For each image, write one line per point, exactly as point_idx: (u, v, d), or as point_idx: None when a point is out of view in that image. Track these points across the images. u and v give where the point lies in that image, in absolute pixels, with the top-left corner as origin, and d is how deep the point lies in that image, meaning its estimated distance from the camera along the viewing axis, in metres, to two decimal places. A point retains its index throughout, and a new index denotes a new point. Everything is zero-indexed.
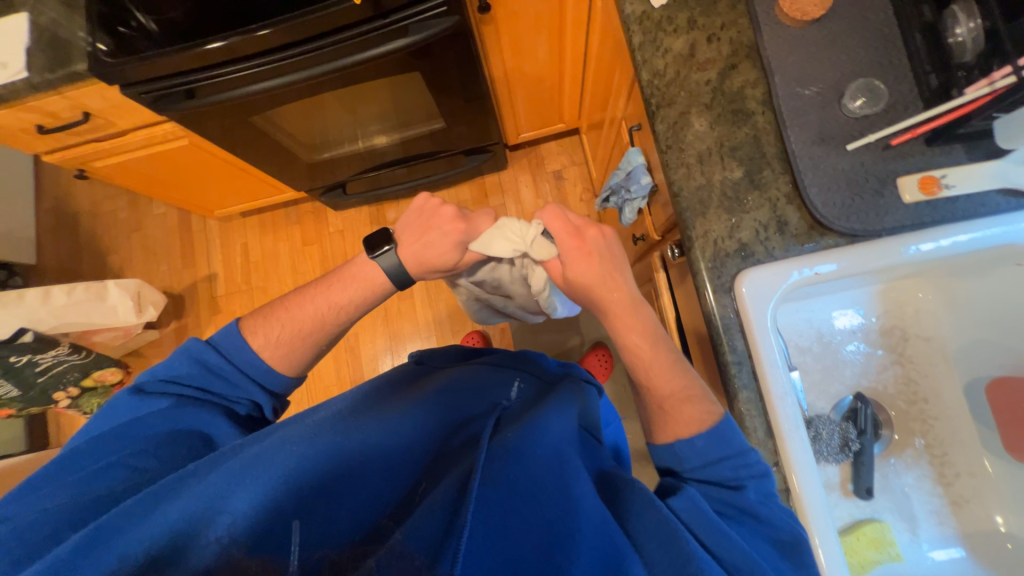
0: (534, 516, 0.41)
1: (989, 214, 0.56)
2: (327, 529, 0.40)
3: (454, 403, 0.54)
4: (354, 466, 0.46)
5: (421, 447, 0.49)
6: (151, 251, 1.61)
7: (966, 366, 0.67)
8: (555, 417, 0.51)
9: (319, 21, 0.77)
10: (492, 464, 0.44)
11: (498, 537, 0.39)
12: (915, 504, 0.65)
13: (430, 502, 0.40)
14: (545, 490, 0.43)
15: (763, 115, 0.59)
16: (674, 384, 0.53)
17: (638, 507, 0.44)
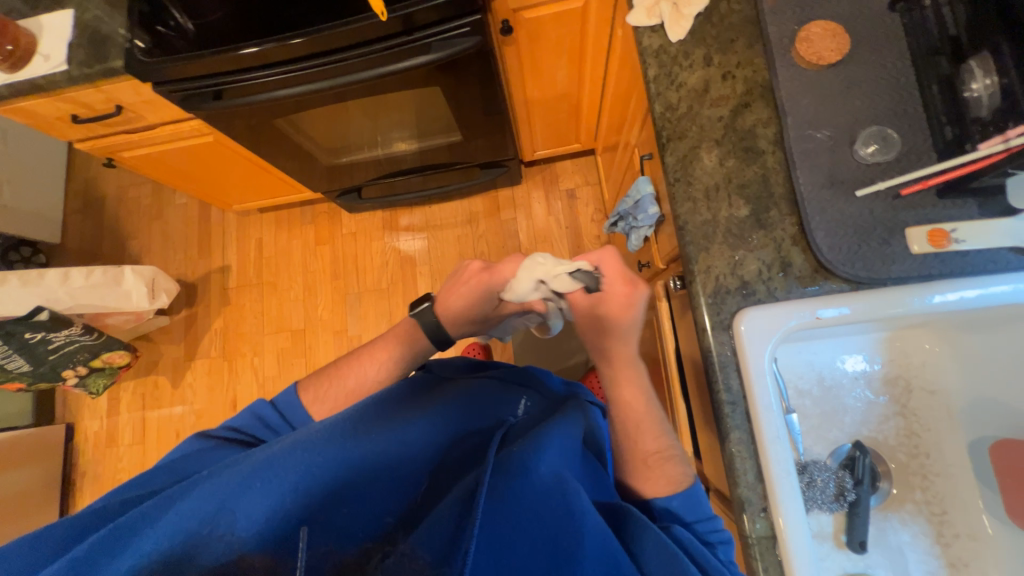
0: (540, 537, 0.40)
1: (1000, 271, 0.54)
2: (337, 534, 0.41)
3: (461, 417, 0.54)
4: (364, 473, 0.45)
5: (425, 458, 0.49)
6: (170, 240, 1.65)
7: (971, 423, 0.65)
8: (563, 433, 0.50)
9: (343, 34, 0.80)
10: (498, 478, 0.43)
11: (503, 557, 0.39)
12: (911, 562, 0.63)
13: (435, 514, 0.40)
14: (550, 511, 0.42)
15: (773, 154, 0.59)
16: (654, 444, 0.57)
17: (636, 533, 0.44)
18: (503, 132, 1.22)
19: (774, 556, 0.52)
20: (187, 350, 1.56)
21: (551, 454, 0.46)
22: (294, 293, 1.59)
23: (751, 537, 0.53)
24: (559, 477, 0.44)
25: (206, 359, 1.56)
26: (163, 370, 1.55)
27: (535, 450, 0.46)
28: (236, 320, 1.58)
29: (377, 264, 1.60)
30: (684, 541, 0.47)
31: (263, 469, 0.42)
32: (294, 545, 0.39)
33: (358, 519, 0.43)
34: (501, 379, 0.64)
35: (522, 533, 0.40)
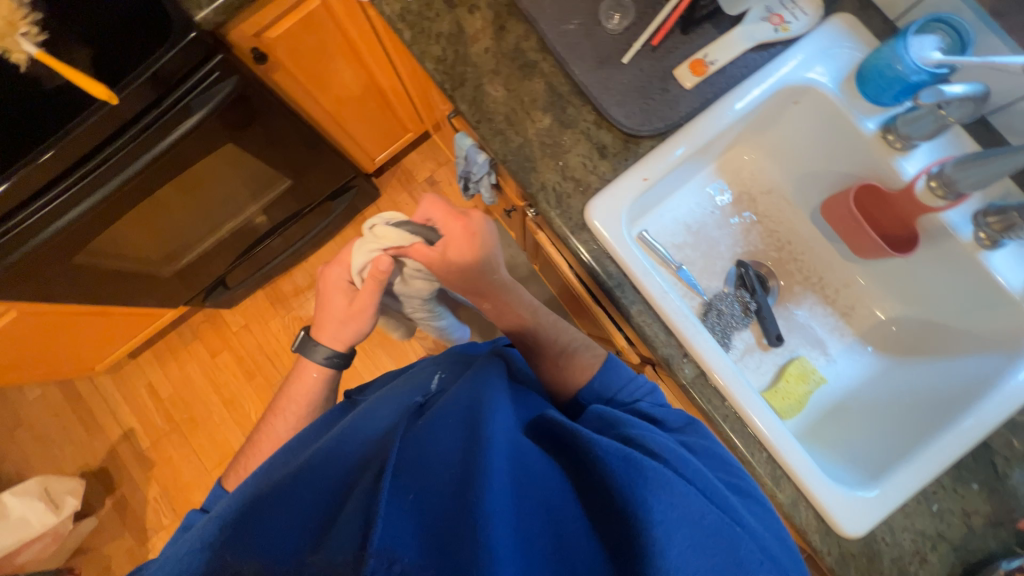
0: (438, 479, 0.35)
1: (751, 72, 0.62)
2: (254, 566, 0.33)
3: (376, 408, 0.48)
4: (269, 497, 0.38)
5: (344, 460, 0.41)
6: (47, 440, 1.42)
7: (804, 200, 0.75)
8: (473, 381, 0.46)
9: (89, 133, 0.71)
10: (404, 450, 0.37)
11: (416, 516, 0.32)
12: (818, 330, 0.73)
13: (349, 509, 0.34)
14: (451, 451, 0.37)
15: (545, 61, 0.63)
16: (568, 333, 0.65)
17: (564, 433, 0.42)
18: (329, 156, 1.17)
19: (710, 388, 0.58)
20: (135, 536, 1.38)
21: (451, 404, 0.42)
22: (217, 415, 1.45)
23: (687, 382, 0.58)
24: (468, 422, 0.40)
25: (162, 531, 1.38)
26: (121, 571, 1.35)
27: (439, 412, 0.41)
28: (172, 476, 1.41)
29: (286, 341, 1.49)
30: (603, 413, 0.50)
31: (185, 573, 0.35)
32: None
33: (257, 563, 0.34)
34: (414, 373, 0.58)
35: (429, 479, 0.34)
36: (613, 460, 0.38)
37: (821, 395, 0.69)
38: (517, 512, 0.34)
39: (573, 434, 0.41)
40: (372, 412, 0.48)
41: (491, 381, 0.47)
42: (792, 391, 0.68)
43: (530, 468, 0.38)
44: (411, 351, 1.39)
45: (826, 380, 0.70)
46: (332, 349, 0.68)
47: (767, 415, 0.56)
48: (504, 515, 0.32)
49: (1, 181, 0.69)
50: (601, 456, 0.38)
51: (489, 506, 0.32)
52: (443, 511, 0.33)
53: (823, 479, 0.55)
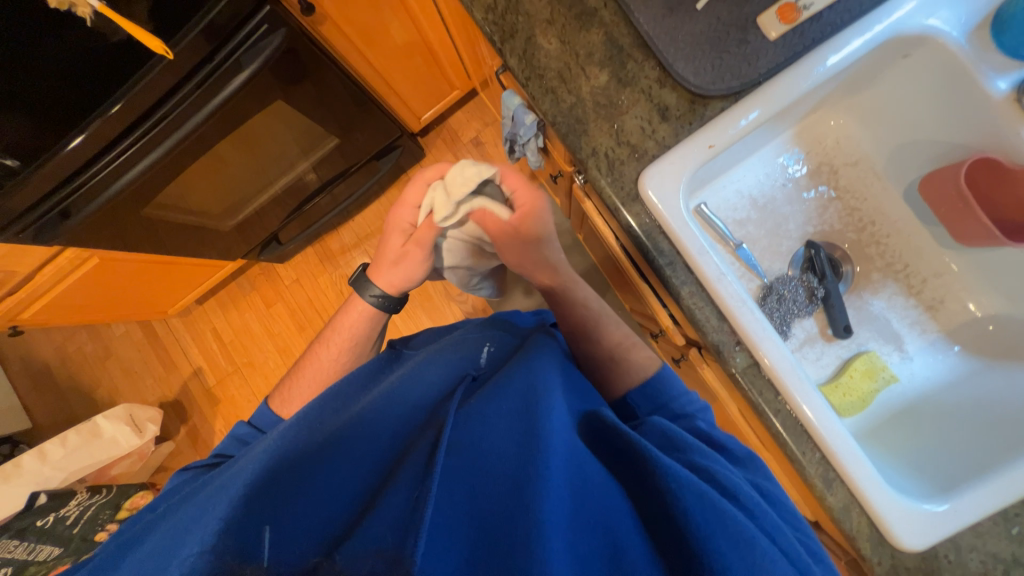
0: (499, 464, 0.41)
1: (855, 18, 0.52)
2: (297, 531, 0.40)
3: (427, 377, 0.55)
4: (322, 461, 0.45)
5: (389, 440, 0.48)
6: (132, 371, 1.60)
7: (899, 173, 0.64)
8: (524, 368, 0.52)
9: (150, 86, 0.74)
10: (457, 432, 0.45)
11: (467, 500, 0.40)
12: (895, 323, 0.65)
13: (397, 485, 0.41)
14: (512, 440, 0.43)
15: (606, 8, 0.56)
16: (620, 335, 0.66)
17: (612, 435, 0.47)
18: (376, 114, 1.16)
19: (763, 379, 0.54)
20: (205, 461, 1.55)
21: (508, 394, 0.48)
22: (272, 362, 1.56)
23: (738, 372, 0.54)
24: (523, 414, 0.45)
25: None
26: None
27: (494, 397, 0.48)
28: (235, 413, 1.56)
29: (333, 296, 1.56)
30: (666, 432, 0.48)
31: (244, 497, 0.41)
32: (254, 546, 0.39)
33: (305, 525, 0.41)
34: (465, 332, 0.65)
35: (484, 467, 0.41)
36: (693, 505, 0.38)
37: (889, 395, 0.63)
38: (572, 518, 0.38)
39: (621, 433, 0.45)
40: (417, 382, 0.54)
41: (544, 371, 0.52)
42: (856, 388, 0.62)
43: (586, 476, 0.41)
44: (450, 314, 1.41)
45: (897, 380, 0.63)
46: (386, 292, 0.70)
47: (826, 414, 0.52)
48: (559, 522, 0.36)
49: (81, 130, 0.74)
50: (679, 496, 0.39)
51: (545, 508, 0.36)
52: (497, 499, 0.39)
53: (883, 489, 0.51)
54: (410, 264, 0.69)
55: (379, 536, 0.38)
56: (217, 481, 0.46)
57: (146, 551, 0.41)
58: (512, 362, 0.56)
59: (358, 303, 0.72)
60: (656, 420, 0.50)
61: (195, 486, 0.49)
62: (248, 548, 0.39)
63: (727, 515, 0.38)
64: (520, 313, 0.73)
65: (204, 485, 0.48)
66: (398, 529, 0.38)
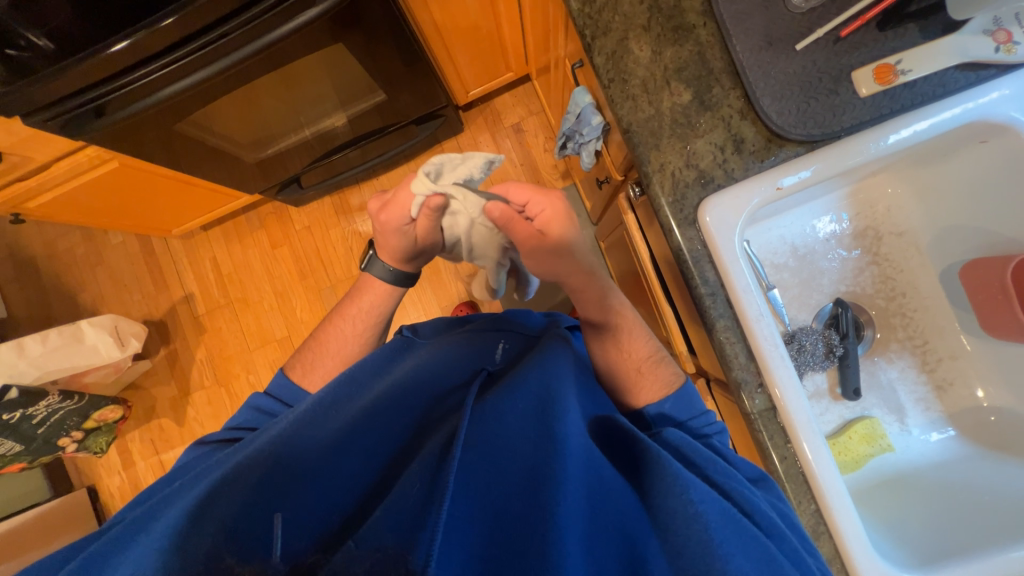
0: (511, 465, 0.42)
1: (949, 93, 0.53)
2: (319, 500, 0.42)
3: (442, 367, 0.55)
4: (337, 447, 0.46)
5: (400, 433, 0.49)
6: (121, 282, 1.56)
7: (939, 252, 0.65)
8: (541, 368, 0.52)
9: (218, 1, 0.71)
10: (473, 428, 0.45)
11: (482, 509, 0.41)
12: (902, 395, 0.67)
13: (410, 476, 0.41)
14: (528, 443, 0.44)
15: (705, 26, 0.55)
16: (643, 351, 0.62)
17: (628, 439, 0.47)
18: (428, 80, 1.14)
19: (776, 424, 0.55)
20: (179, 387, 1.53)
21: (524, 393, 0.48)
22: (266, 303, 1.54)
23: (753, 413, 0.55)
24: (539, 415, 0.46)
25: (202, 391, 1.53)
26: (163, 413, 1.52)
27: (510, 394, 0.48)
28: (219, 345, 1.54)
29: (340, 251, 1.53)
30: (679, 444, 0.49)
31: (270, 486, 0.43)
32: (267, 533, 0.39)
33: (318, 502, 0.42)
34: (476, 329, 0.63)
35: (500, 469, 0.42)
36: (714, 519, 0.39)
37: (882, 462, 0.65)
38: (587, 525, 0.40)
39: (638, 443, 0.46)
40: (431, 372, 0.54)
41: (561, 372, 0.52)
42: (851, 449, 0.65)
43: (603, 480, 0.43)
44: (455, 293, 1.40)
45: (893, 449, 0.65)
46: (394, 269, 0.71)
47: (829, 467, 0.53)
48: (573, 528, 0.38)
49: (137, 29, 0.70)
50: (698, 508, 0.39)
51: (560, 512, 0.38)
52: (511, 503, 0.40)
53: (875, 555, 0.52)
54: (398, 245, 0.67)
55: (392, 526, 0.38)
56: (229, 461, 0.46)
57: (168, 524, 0.41)
58: (525, 360, 0.56)
59: (371, 282, 0.72)
60: (670, 432, 0.51)
61: (211, 464, 0.49)
62: (245, 544, 0.39)
63: (750, 539, 0.39)
64: (531, 313, 0.69)
65: (226, 459, 0.48)
66: (410, 520, 0.38)
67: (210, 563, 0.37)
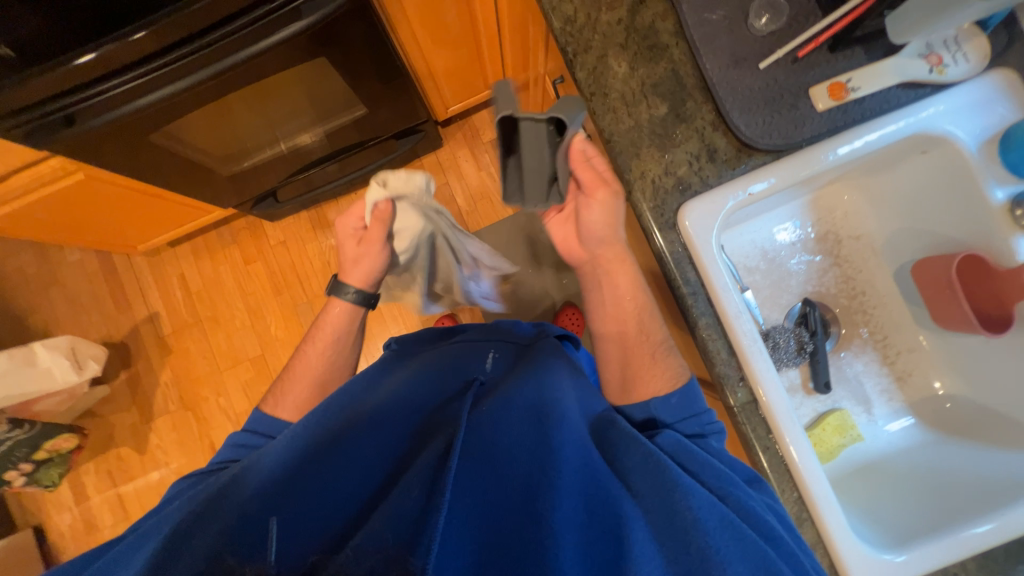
0: (507, 473, 0.43)
1: (893, 109, 0.59)
2: (317, 517, 0.41)
3: (435, 380, 0.55)
4: (334, 458, 0.46)
5: (396, 440, 0.48)
6: (78, 303, 1.47)
7: (893, 253, 0.72)
8: (535, 377, 0.53)
9: (196, 14, 0.71)
10: (469, 437, 0.46)
11: (480, 514, 0.41)
12: (868, 387, 0.72)
13: (408, 483, 0.41)
14: (523, 450, 0.45)
15: (677, 46, 0.60)
16: (653, 335, 0.61)
17: (624, 446, 0.48)
18: (408, 95, 1.16)
19: (757, 416, 0.57)
20: (141, 412, 1.44)
21: (518, 403, 0.49)
22: (238, 321, 1.48)
23: (736, 406, 0.57)
24: (535, 425, 0.47)
25: (167, 416, 1.44)
26: (123, 440, 1.43)
27: (504, 404, 0.49)
28: (186, 366, 1.46)
29: (317, 266, 1.50)
30: (678, 444, 0.50)
31: (265, 505, 0.42)
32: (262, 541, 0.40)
33: (315, 520, 0.41)
34: (468, 339, 0.63)
35: (497, 477, 0.43)
36: (713, 523, 0.40)
37: (853, 451, 0.69)
38: (583, 528, 0.41)
39: (639, 446, 0.47)
40: (426, 383, 0.55)
41: (558, 383, 0.53)
42: (825, 440, 0.68)
43: (603, 484, 0.43)
44: (436, 306, 1.40)
45: (862, 439, 0.69)
46: (360, 289, 0.71)
47: (809, 457, 0.56)
48: (570, 530, 0.40)
49: (106, 42, 0.69)
50: (698, 514, 0.41)
51: (558, 516, 0.40)
52: (508, 506, 0.42)
53: (853, 538, 0.55)
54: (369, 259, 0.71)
55: (394, 531, 0.37)
56: (227, 483, 0.46)
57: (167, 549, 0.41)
58: (517, 370, 0.56)
59: (336, 306, 0.72)
60: (670, 432, 0.52)
61: (203, 486, 0.48)
62: (246, 553, 0.39)
63: (747, 539, 0.40)
64: (519, 323, 0.68)
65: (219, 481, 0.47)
66: (408, 527, 0.38)
67: (210, 562, 0.39)
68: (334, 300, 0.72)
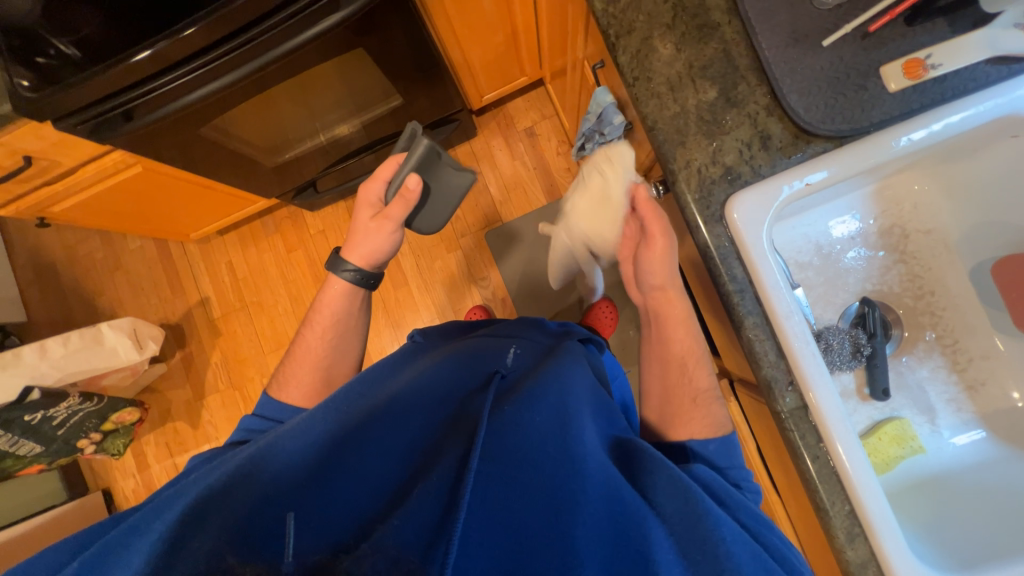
0: (532, 478, 0.41)
1: (981, 87, 0.52)
2: (333, 508, 0.39)
3: (456, 371, 0.52)
4: (351, 444, 0.44)
5: (417, 434, 0.46)
6: (139, 286, 1.58)
7: (970, 251, 0.65)
8: (558, 381, 0.50)
9: (246, 7, 0.72)
10: (493, 437, 0.42)
11: (500, 521, 0.38)
12: (932, 396, 0.66)
13: (428, 483, 0.38)
14: (548, 457, 0.42)
15: (729, 25, 0.56)
16: (704, 382, 0.58)
17: (650, 467, 0.45)
18: (444, 84, 1.15)
19: (807, 423, 0.54)
20: (195, 390, 1.54)
21: (544, 404, 0.46)
22: (281, 307, 1.55)
23: (785, 412, 0.54)
24: (557, 429, 0.45)
25: (217, 394, 1.54)
26: (178, 415, 1.53)
27: (527, 404, 0.46)
28: (233, 348, 1.55)
29: None
30: (707, 478, 0.48)
31: (274, 495, 0.40)
32: (277, 535, 0.37)
33: (331, 512, 0.38)
34: (490, 335, 0.61)
35: (522, 483, 0.40)
36: (744, 558, 0.40)
37: (914, 464, 0.64)
38: (606, 550, 0.39)
39: (663, 466, 0.44)
40: (446, 374, 0.52)
41: (575, 387, 0.50)
42: (881, 450, 0.63)
43: (627, 502, 0.41)
44: (468, 297, 1.40)
45: (924, 451, 0.64)
46: (360, 268, 0.70)
47: (864, 468, 0.52)
48: (592, 547, 0.38)
49: (161, 39, 0.72)
50: (730, 548, 0.40)
51: (578, 532, 0.38)
52: (533, 516, 0.39)
53: (914, 560, 0.51)
54: (380, 239, 0.70)
55: (409, 534, 0.35)
56: (231, 463, 0.44)
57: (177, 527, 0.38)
58: (542, 367, 0.53)
59: (338, 284, 0.72)
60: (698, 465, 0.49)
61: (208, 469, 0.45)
62: (256, 546, 0.36)
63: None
64: (545, 322, 0.68)
65: (227, 462, 0.45)
66: (427, 532, 0.35)
67: (212, 562, 0.35)
68: (335, 278, 0.71)
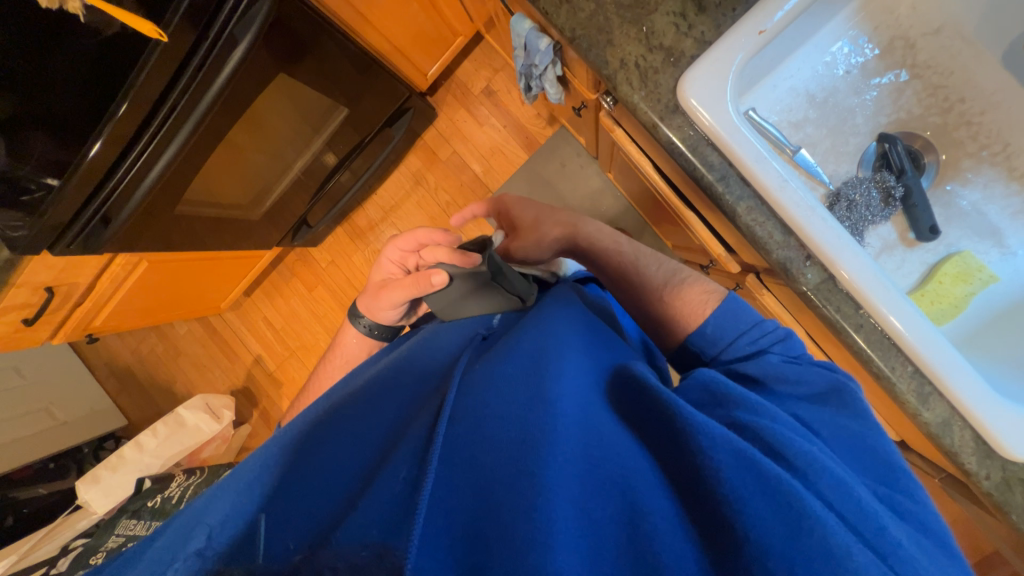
0: (501, 429, 0.36)
1: None
2: (303, 512, 0.36)
3: (436, 346, 0.50)
4: (323, 439, 0.41)
5: (391, 418, 0.43)
6: (201, 365, 1.71)
7: (993, 35, 0.54)
8: (536, 331, 0.44)
9: (152, 78, 0.70)
10: (459, 400, 0.38)
11: (470, 483, 0.33)
12: (993, 215, 0.57)
13: (392, 466, 0.35)
14: (516, 403, 0.37)
15: None
16: (661, 276, 0.61)
17: (655, 420, 0.38)
18: (383, 76, 1.11)
19: (840, 293, 0.48)
20: None
21: (515, 357, 0.41)
22: (323, 343, 1.62)
23: (810, 289, 0.49)
24: (529, 379, 0.39)
25: None
26: None
27: (500, 361, 0.41)
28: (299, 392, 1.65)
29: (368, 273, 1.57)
30: (708, 384, 0.42)
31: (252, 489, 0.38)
32: (252, 540, 0.35)
33: (308, 506, 0.36)
34: None
35: (491, 439, 0.35)
36: (727, 463, 0.33)
37: (987, 299, 0.56)
38: (583, 488, 0.33)
39: (652, 392, 0.39)
40: (426, 351, 0.49)
41: (558, 334, 0.44)
42: (946, 294, 0.56)
43: (603, 435, 0.36)
44: None
45: (997, 279, 0.56)
46: (372, 320, 0.71)
47: (893, 315, 0.46)
48: (564, 489, 0.32)
49: (105, 125, 0.71)
50: (713, 457, 0.34)
51: (547, 475, 0.32)
52: (501, 469, 0.33)
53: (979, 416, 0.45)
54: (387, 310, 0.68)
55: (377, 518, 0.31)
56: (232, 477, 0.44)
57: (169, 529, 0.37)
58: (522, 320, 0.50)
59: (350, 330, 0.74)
60: (699, 371, 0.44)
61: None
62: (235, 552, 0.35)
63: (774, 482, 0.32)
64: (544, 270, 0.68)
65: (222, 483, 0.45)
66: (396, 514, 0.32)
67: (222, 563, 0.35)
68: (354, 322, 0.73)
